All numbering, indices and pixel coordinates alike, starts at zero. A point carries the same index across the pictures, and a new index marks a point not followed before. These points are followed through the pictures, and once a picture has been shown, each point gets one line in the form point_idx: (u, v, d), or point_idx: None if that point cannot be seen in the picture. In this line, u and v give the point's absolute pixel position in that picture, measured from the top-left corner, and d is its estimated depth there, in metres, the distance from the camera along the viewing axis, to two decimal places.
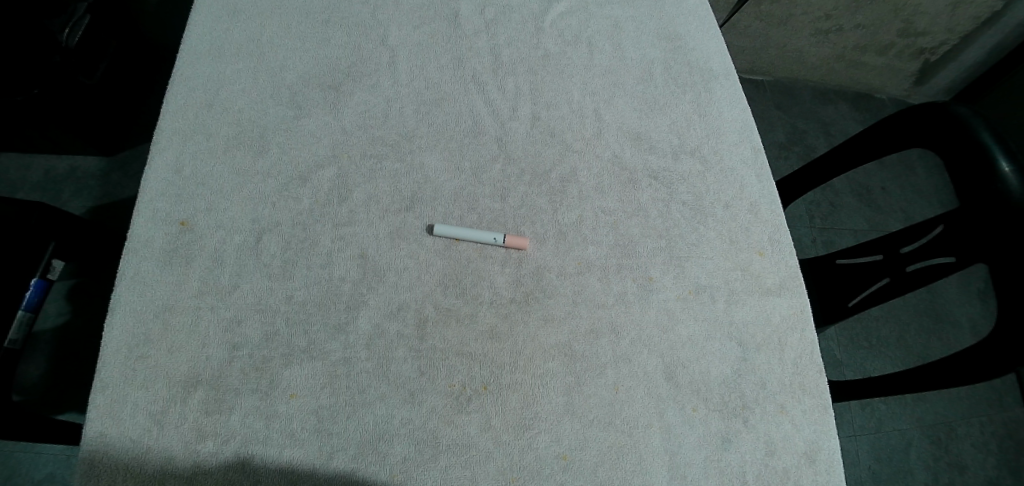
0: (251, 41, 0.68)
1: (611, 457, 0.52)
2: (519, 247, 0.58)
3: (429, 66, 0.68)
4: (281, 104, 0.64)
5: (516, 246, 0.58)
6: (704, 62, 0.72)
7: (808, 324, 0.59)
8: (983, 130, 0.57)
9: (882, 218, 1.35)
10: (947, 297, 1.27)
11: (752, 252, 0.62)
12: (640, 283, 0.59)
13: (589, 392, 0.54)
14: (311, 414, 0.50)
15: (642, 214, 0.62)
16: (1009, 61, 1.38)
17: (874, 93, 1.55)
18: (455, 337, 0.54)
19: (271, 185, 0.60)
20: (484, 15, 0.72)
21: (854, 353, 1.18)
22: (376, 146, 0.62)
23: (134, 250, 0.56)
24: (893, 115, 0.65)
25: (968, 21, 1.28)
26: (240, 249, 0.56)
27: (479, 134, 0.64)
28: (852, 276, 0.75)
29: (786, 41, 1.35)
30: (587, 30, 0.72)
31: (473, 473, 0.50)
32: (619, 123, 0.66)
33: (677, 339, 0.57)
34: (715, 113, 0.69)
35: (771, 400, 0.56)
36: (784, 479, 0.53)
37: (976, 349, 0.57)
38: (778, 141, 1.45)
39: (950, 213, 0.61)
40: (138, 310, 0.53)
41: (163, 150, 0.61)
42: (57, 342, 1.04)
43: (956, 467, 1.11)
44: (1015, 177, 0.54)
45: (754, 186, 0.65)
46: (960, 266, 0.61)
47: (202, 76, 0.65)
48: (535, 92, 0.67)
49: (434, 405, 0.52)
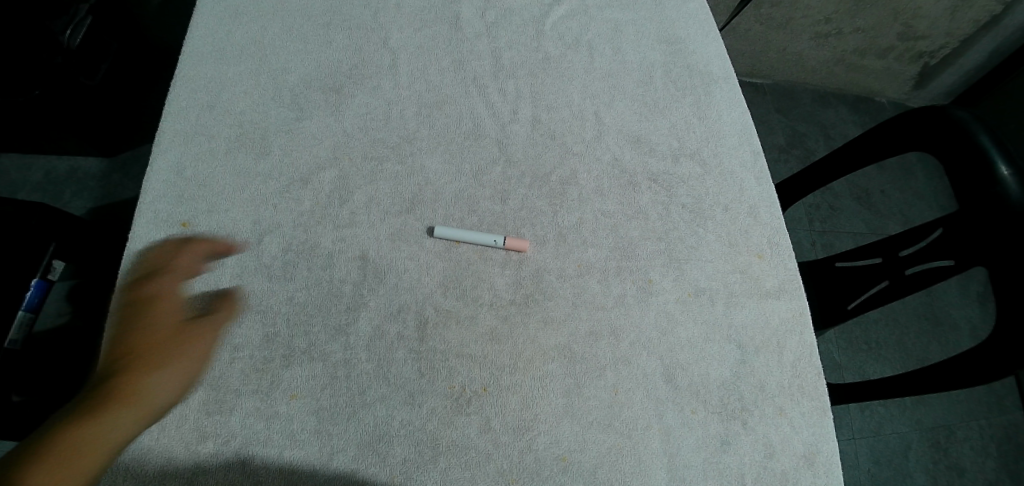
0: (254, 43, 0.68)
1: (611, 459, 0.52)
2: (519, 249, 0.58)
3: (429, 69, 0.68)
4: (282, 106, 0.64)
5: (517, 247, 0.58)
6: (704, 65, 0.72)
7: (807, 327, 0.59)
8: (982, 134, 0.57)
9: (881, 221, 1.35)
10: (946, 301, 1.27)
11: (751, 255, 0.62)
12: (640, 285, 0.59)
13: (589, 394, 0.54)
14: (311, 415, 0.51)
15: (642, 216, 0.62)
16: (1008, 64, 1.38)
17: (874, 96, 1.56)
18: (455, 338, 0.54)
19: (272, 187, 0.60)
20: (484, 18, 0.72)
21: (853, 355, 1.18)
22: (376, 148, 0.63)
23: (136, 251, 0.56)
24: (892, 119, 0.66)
25: (967, 26, 1.28)
26: (240, 251, 0.57)
27: (479, 136, 0.64)
28: (851, 279, 0.75)
29: (786, 45, 1.35)
30: (587, 33, 0.73)
31: (474, 474, 0.50)
32: (619, 126, 0.67)
33: (677, 341, 0.57)
34: (713, 116, 0.69)
35: (770, 402, 0.56)
36: (783, 481, 0.53)
37: (975, 352, 0.57)
38: (777, 144, 1.45)
39: (949, 216, 0.61)
40: (139, 311, 0.54)
41: (164, 151, 0.61)
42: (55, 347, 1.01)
43: (954, 470, 1.11)
44: (1014, 181, 0.54)
45: (754, 189, 0.65)
46: (959, 269, 0.61)
47: (204, 78, 0.65)
48: (534, 94, 0.68)
49: (434, 406, 0.52)
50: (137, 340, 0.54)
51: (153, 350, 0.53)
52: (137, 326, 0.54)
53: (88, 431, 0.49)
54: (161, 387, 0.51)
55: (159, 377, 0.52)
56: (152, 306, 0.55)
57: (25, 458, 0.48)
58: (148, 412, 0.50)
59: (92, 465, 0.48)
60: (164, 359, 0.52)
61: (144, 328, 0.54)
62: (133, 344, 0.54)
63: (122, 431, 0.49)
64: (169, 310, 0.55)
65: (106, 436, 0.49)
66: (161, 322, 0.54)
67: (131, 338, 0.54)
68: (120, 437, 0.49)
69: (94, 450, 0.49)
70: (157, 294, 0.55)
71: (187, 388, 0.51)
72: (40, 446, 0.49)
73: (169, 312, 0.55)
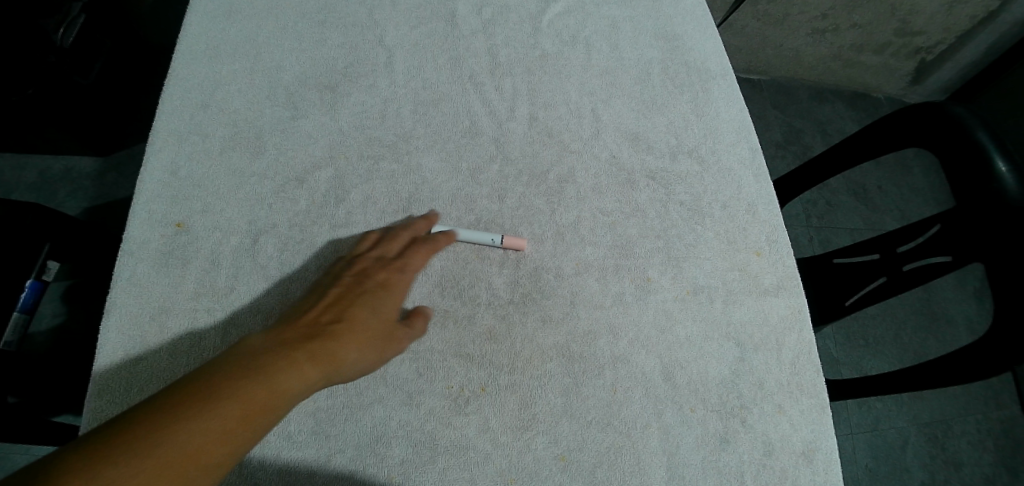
0: (248, 41, 0.67)
1: (609, 458, 0.52)
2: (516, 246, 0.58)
3: (426, 67, 0.67)
4: (277, 105, 0.64)
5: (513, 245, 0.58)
6: (702, 62, 0.72)
7: (806, 324, 0.59)
8: (979, 129, 0.57)
9: (878, 217, 1.35)
10: (943, 297, 1.27)
11: (750, 252, 0.62)
12: (638, 284, 0.59)
13: (587, 394, 0.54)
14: (308, 416, 0.50)
15: (639, 214, 0.62)
16: (1005, 59, 1.38)
17: (872, 92, 1.55)
18: (453, 338, 0.54)
19: (267, 186, 0.59)
20: (481, 15, 0.72)
21: (850, 351, 1.18)
22: (372, 146, 0.62)
23: (131, 252, 0.56)
24: (890, 115, 0.65)
25: (964, 21, 1.28)
26: (236, 251, 0.56)
27: (476, 134, 0.64)
28: (849, 275, 0.75)
29: (783, 41, 1.35)
30: (585, 30, 0.72)
31: (472, 474, 0.50)
32: (616, 123, 0.66)
33: (675, 340, 0.57)
34: (712, 114, 0.69)
35: (769, 400, 0.56)
36: (782, 479, 0.53)
37: (973, 349, 0.57)
38: (775, 140, 1.45)
39: (947, 212, 0.61)
40: (133, 313, 0.53)
41: (158, 151, 0.60)
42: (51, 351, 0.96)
43: (952, 464, 1.11)
44: (1011, 176, 0.53)
45: (752, 186, 0.65)
46: (957, 265, 0.61)
47: (197, 77, 0.65)
48: (531, 92, 0.67)
49: (432, 407, 0.52)
50: (369, 326, 0.50)
51: (345, 322, 0.50)
52: (379, 310, 0.52)
53: (276, 378, 0.44)
54: (342, 363, 0.48)
55: (344, 351, 0.48)
56: (385, 293, 0.53)
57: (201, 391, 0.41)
58: (317, 382, 0.46)
59: (260, 424, 0.42)
60: (366, 341, 0.50)
61: (354, 303, 0.51)
62: (352, 315, 0.50)
63: (294, 393, 0.44)
64: (394, 302, 0.53)
65: (285, 393, 0.44)
66: (359, 302, 0.51)
67: (371, 321, 0.51)
68: (291, 401, 0.44)
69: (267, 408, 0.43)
70: (385, 286, 0.53)
71: (367, 369, 0.50)
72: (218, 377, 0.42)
73: (389, 299, 0.53)
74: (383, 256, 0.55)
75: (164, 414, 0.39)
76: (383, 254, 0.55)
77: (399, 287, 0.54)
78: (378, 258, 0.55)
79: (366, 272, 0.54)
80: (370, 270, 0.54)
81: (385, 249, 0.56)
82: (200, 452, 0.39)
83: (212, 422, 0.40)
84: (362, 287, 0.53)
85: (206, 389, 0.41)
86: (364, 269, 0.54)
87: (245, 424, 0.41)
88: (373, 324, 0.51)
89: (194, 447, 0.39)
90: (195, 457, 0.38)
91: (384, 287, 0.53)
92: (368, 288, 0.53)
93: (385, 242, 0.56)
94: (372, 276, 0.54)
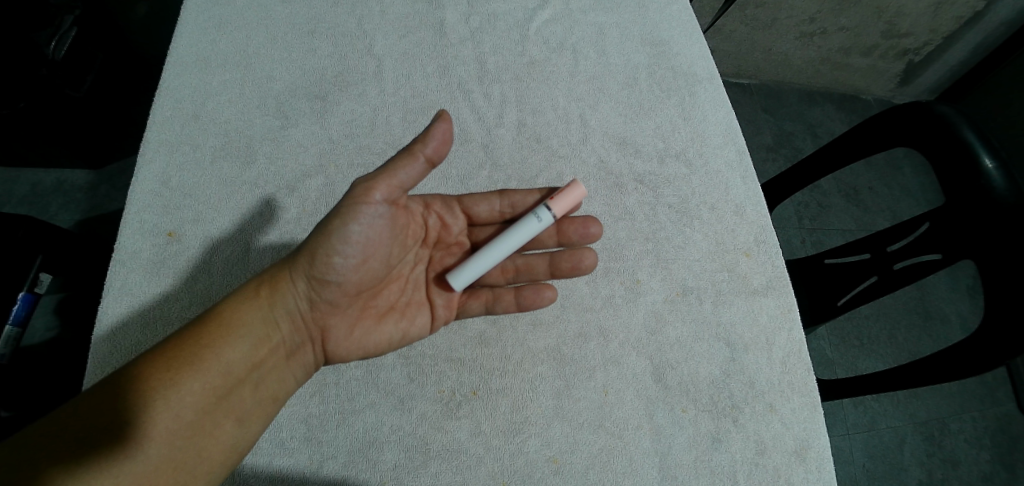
0: (237, 53, 0.68)
1: (601, 460, 0.52)
2: (576, 200, 0.54)
3: (414, 75, 0.68)
4: (268, 115, 0.64)
5: (573, 195, 0.54)
6: (688, 66, 0.73)
7: (795, 322, 0.59)
8: (966, 128, 0.58)
9: (869, 218, 1.36)
10: (936, 294, 1.27)
11: (738, 253, 0.62)
12: (628, 286, 0.59)
13: (579, 396, 0.54)
14: (300, 422, 0.51)
15: (629, 217, 0.63)
16: (990, 61, 1.39)
17: (860, 94, 1.56)
18: (444, 343, 0.55)
19: (257, 195, 0.60)
20: (468, 24, 0.72)
21: (844, 352, 1.19)
22: (363, 154, 0.63)
23: (122, 262, 0.56)
24: (877, 115, 0.66)
25: (949, 23, 1.30)
26: (229, 259, 0.57)
27: (465, 140, 0.65)
28: (839, 275, 0.75)
29: (771, 45, 1.36)
30: (571, 37, 0.73)
31: (464, 478, 0.50)
32: (605, 128, 0.67)
33: (665, 341, 0.57)
34: (699, 117, 0.70)
35: (760, 399, 0.56)
36: (774, 478, 0.53)
37: (966, 344, 0.58)
38: (765, 143, 1.45)
39: (936, 209, 0.62)
40: (125, 322, 0.53)
41: (149, 163, 0.61)
42: (29, 360, 0.90)
43: (949, 462, 1.10)
44: (998, 174, 0.55)
45: (739, 187, 0.66)
46: (946, 264, 0.61)
47: (187, 88, 0.65)
48: (519, 99, 0.68)
49: (424, 411, 0.52)
50: (356, 280, 0.49)
51: (397, 295, 0.54)
52: (393, 236, 0.50)
53: (291, 327, 0.50)
54: (355, 338, 0.52)
55: (346, 323, 0.51)
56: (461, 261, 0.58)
57: (227, 337, 0.47)
58: (317, 361, 0.51)
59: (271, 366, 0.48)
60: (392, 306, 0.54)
61: (400, 273, 0.55)
62: (388, 279, 0.54)
63: (287, 380, 0.49)
64: (380, 223, 0.48)
65: (298, 342, 0.50)
66: (401, 270, 0.55)
67: (353, 269, 0.48)
68: (286, 387, 0.49)
69: (258, 394, 0.47)
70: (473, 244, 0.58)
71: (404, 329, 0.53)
72: (238, 325, 0.47)
73: (365, 211, 0.46)
74: (410, 204, 0.54)
75: (198, 350, 0.45)
76: (505, 218, 0.59)
77: (367, 182, 0.46)
78: (419, 207, 0.55)
79: (460, 246, 0.60)
80: (532, 251, 0.61)
81: (413, 199, 0.55)
82: (191, 439, 0.43)
83: (235, 365, 0.46)
84: (506, 265, 0.59)
85: (219, 337, 0.46)
86: (419, 233, 0.56)
87: (245, 379, 0.47)
88: (366, 268, 0.49)
89: (217, 385, 0.45)
90: (186, 452, 0.43)
91: (398, 205, 0.50)
92: (514, 263, 0.59)
93: (486, 208, 0.58)
94: (417, 229, 0.55)
